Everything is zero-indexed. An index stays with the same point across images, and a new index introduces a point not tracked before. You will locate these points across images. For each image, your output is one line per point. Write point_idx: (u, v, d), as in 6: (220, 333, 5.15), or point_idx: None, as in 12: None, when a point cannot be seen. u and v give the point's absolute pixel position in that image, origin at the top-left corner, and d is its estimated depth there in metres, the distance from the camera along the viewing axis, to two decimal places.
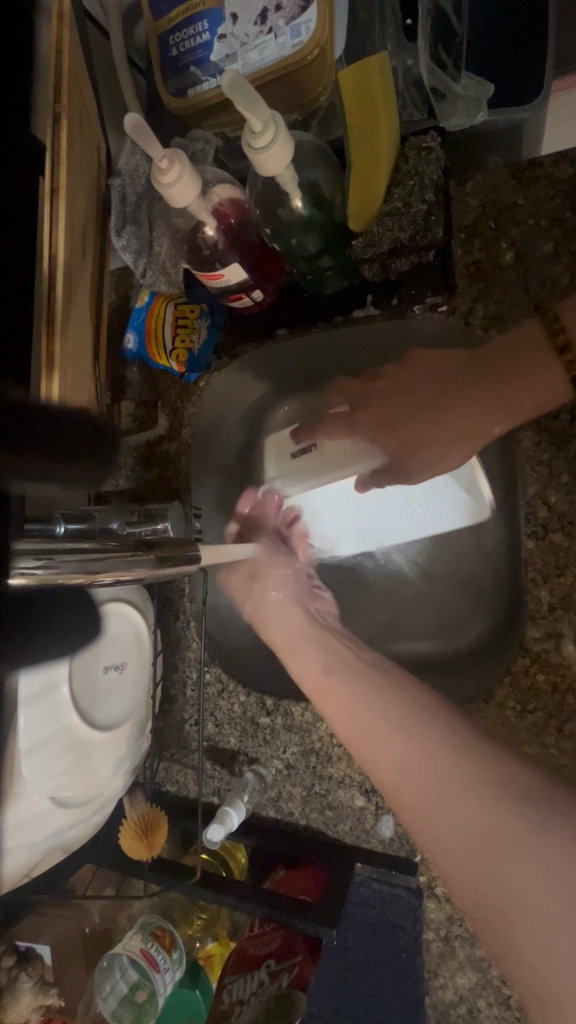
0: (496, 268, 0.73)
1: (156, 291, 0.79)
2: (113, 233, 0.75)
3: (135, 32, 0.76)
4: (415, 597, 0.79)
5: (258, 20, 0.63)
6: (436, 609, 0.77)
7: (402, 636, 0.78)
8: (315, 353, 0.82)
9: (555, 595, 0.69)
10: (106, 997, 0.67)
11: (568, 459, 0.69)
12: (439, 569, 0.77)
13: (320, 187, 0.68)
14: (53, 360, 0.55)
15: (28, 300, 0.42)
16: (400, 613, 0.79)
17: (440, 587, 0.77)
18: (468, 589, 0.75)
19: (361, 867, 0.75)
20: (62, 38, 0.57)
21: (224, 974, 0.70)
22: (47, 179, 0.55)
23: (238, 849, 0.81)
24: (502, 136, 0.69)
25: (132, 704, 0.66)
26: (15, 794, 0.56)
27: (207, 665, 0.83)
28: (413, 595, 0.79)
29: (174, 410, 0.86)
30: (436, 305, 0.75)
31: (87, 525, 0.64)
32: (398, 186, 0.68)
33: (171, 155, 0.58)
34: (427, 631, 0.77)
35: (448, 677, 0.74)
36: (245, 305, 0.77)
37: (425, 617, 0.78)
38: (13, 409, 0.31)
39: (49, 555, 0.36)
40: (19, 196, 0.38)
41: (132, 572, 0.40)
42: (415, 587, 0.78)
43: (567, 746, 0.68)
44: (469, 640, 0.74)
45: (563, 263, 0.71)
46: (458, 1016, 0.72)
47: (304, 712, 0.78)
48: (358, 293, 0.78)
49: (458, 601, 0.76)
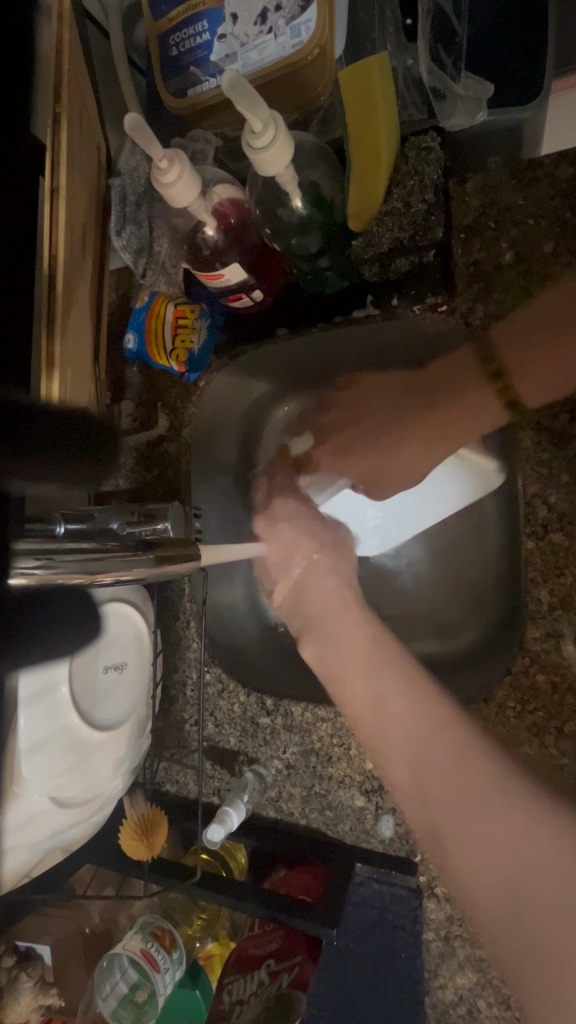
0: (496, 268, 0.73)
1: (156, 291, 0.80)
2: (113, 232, 0.77)
3: (135, 32, 0.76)
4: (421, 597, 0.80)
5: (258, 20, 0.63)
6: (441, 609, 0.78)
7: (407, 635, 0.79)
8: (317, 354, 0.81)
9: (555, 595, 0.68)
10: (106, 998, 0.67)
11: (568, 459, 0.68)
12: (447, 572, 0.78)
13: (320, 187, 0.68)
14: (53, 360, 0.55)
15: (29, 301, 0.42)
16: (407, 613, 0.80)
17: (446, 589, 0.78)
18: (472, 591, 0.76)
19: (361, 867, 0.75)
20: (62, 38, 0.57)
21: (225, 974, 0.71)
22: (46, 179, 0.55)
23: (238, 849, 0.81)
24: (502, 135, 0.70)
25: (132, 704, 0.66)
26: (15, 794, 0.56)
27: (207, 665, 0.82)
28: (420, 595, 0.80)
29: (173, 411, 0.85)
30: (436, 305, 0.73)
31: (86, 525, 0.63)
32: (397, 186, 0.68)
33: (171, 155, 0.58)
34: (432, 630, 0.78)
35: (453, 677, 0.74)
36: (245, 306, 0.76)
37: (431, 617, 0.79)
38: (14, 412, 0.31)
39: (48, 556, 0.36)
40: (19, 194, 0.38)
41: (133, 572, 0.40)
42: (423, 587, 0.80)
43: (567, 746, 0.68)
44: (469, 640, 0.75)
45: (563, 263, 0.71)
46: (458, 1016, 0.72)
47: (305, 712, 0.78)
48: (357, 294, 0.76)
49: (460, 599, 0.77)
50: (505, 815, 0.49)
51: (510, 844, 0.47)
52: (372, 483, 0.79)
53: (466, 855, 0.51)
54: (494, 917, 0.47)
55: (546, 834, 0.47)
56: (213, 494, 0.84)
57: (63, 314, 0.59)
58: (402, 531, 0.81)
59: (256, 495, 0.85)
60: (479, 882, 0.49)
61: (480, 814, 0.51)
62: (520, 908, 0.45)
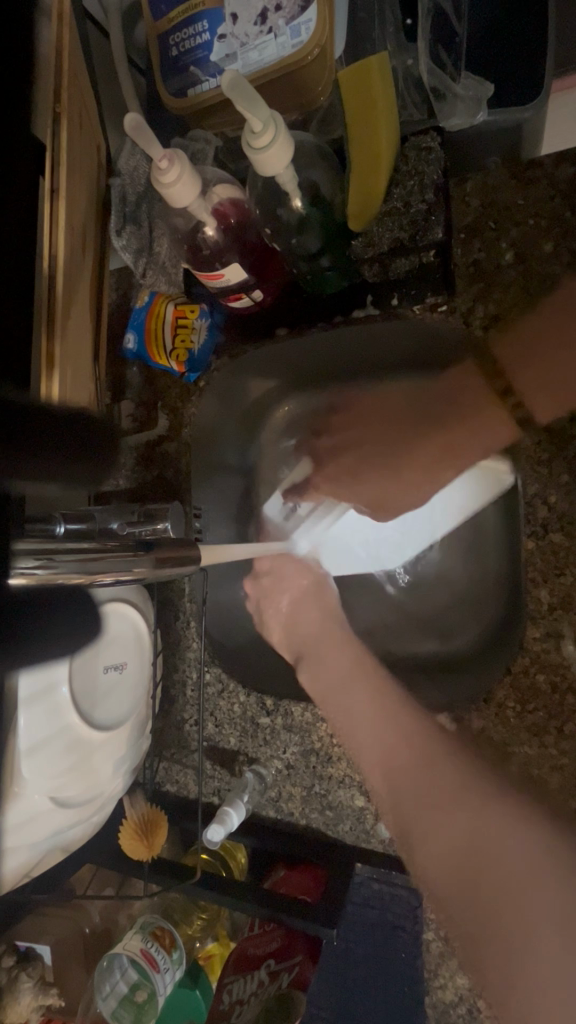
0: (496, 268, 0.73)
1: (156, 291, 0.81)
2: (113, 232, 0.77)
3: (135, 31, 0.76)
4: (417, 603, 0.77)
5: (258, 19, 0.63)
6: (437, 611, 0.76)
7: (403, 638, 0.78)
8: (314, 354, 0.79)
9: (555, 594, 0.69)
10: (106, 997, 0.66)
11: (568, 459, 0.69)
12: (443, 573, 0.76)
13: (321, 187, 0.68)
14: (53, 360, 0.55)
15: (30, 302, 0.42)
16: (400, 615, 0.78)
17: (440, 592, 0.76)
18: (471, 592, 0.74)
19: (361, 867, 0.75)
20: (62, 39, 0.57)
21: (225, 974, 0.71)
22: (47, 180, 0.56)
23: (239, 849, 0.80)
24: (502, 137, 0.69)
25: (132, 704, 0.66)
26: (16, 794, 0.56)
27: (207, 665, 0.82)
28: (415, 593, 0.77)
29: (174, 411, 0.86)
30: (437, 305, 0.74)
31: (87, 526, 0.64)
32: (397, 186, 0.68)
33: (171, 155, 0.58)
34: (428, 634, 0.76)
35: (452, 680, 0.73)
36: (245, 305, 0.76)
37: (427, 620, 0.76)
38: (12, 410, 0.31)
39: (48, 555, 0.36)
40: (20, 194, 0.38)
41: (133, 572, 0.40)
42: (418, 588, 0.77)
43: (567, 746, 0.68)
44: (464, 643, 0.73)
45: (563, 264, 0.71)
46: (458, 1017, 0.71)
47: (305, 712, 0.78)
48: (357, 294, 0.75)
49: (457, 603, 0.74)
50: (466, 823, 0.56)
51: (472, 846, 0.55)
52: (377, 506, 0.77)
53: (429, 845, 0.59)
54: (451, 898, 0.56)
55: (515, 831, 0.54)
56: (213, 495, 0.82)
57: (62, 314, 0.59)
58: (401, 537, 0.77)
59: (258, 502, 0.83)
60: (449, 881, 0.56)
61: (433, 815, 0.59)
62: (475, 898, 0.54)
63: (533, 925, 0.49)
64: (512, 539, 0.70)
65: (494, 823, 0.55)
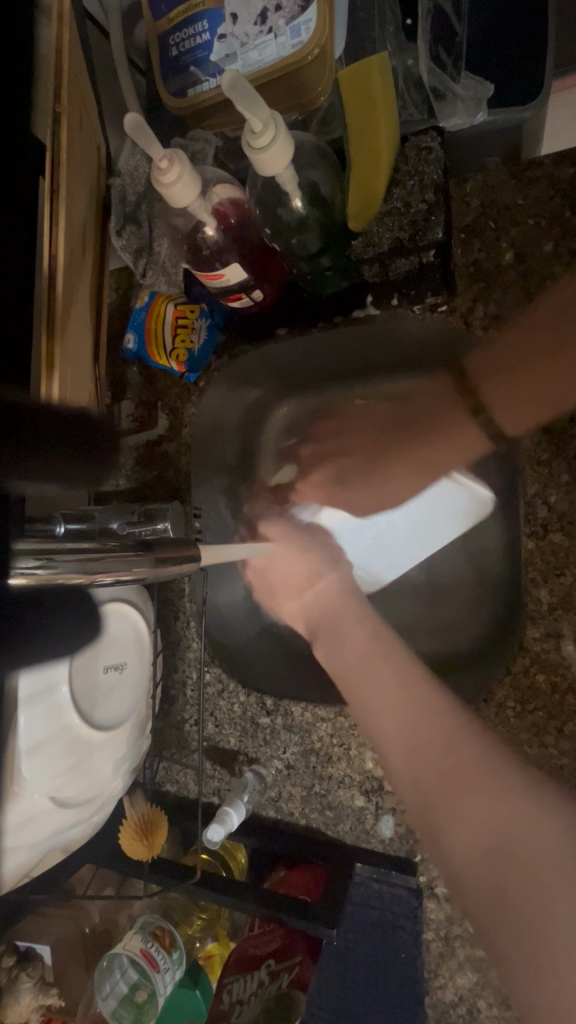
0: (496, 268, 0.73)
1: (156, 291, 0.80)
2: (113, 232, 0.77)
3: (135, 31, 0.76)
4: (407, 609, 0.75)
5: (258, 20, 0.63)
6: (429, 616, 0.74)
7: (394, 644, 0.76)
8: (312, 354, 0.79)
9: (555, 594, 0.69)
10: (106, 997, 0.67)
11: (567, 459, 0.69)
12: (434, 577, 0.74)
13: (321, 187, 0.68)
14: (53, 361, 0.55)
15: (30, 305, 0.43)
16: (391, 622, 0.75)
17: (432, 597, 0.74)
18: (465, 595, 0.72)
19: (361, 867, 0.75)
20: (62, 39, 0.57)
21: (225, 974, 0.71)
22: (47, 180, 0.56)
23: (239, 849, 0.81)
24: (502, 134, 0.70)
25: (132, 704, 0.66)
26: (15, 794, 0.56)
27: (208, 665, 0.83)
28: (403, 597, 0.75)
29: (173, 411, 0.86)
30: (436, 304, 0.74)
31: (87, 526, 0.64)
32: (397, 186, 0.68)
33: (171, 155, 0.58)
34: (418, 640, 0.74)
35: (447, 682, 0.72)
36: (245, 306, 0.76)
37: (418, 626, 0.74)
38: (12, 411, 0.31)
39: (49, 556, 0.36)
40: (20, 196, 0.38)
41: (133, 573, 0.40)
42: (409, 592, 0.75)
43: (567, 746, 0.69)
44: (459, 648, 0.72)
45: (563, 263, 0.71)
46: (458, 1016, 0.72)
47: (305, 712, 0.78)
48: (358, 293, 0.76)
49: (458, 606, 0.73)
50: (498, 809, 0.50)
51: (501, 823, 0.50)
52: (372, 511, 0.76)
53: (457, 827, 0.53)
54: (477, 892, 0.50)
55: (543, 824, 0.48)
56: (213, 494, 0.82)
57: (63, 315, 0.59)
58: (397, 539, 0.75)
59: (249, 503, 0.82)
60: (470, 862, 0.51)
61: (470, 794, 0.53)
62: (504, 880, 0.48)
63: (561, 920, 0.44)
64: (510, 543, 0.70)
65: (524, 802, 0.50)
